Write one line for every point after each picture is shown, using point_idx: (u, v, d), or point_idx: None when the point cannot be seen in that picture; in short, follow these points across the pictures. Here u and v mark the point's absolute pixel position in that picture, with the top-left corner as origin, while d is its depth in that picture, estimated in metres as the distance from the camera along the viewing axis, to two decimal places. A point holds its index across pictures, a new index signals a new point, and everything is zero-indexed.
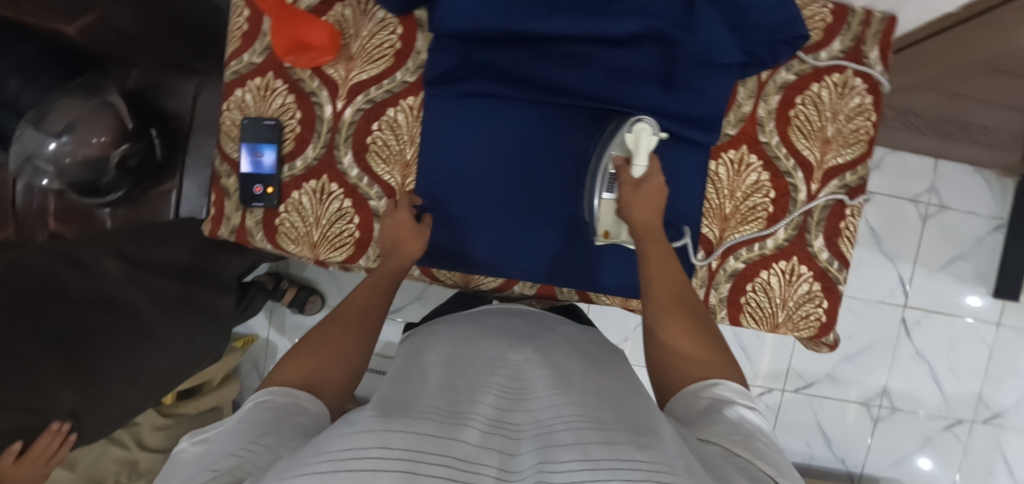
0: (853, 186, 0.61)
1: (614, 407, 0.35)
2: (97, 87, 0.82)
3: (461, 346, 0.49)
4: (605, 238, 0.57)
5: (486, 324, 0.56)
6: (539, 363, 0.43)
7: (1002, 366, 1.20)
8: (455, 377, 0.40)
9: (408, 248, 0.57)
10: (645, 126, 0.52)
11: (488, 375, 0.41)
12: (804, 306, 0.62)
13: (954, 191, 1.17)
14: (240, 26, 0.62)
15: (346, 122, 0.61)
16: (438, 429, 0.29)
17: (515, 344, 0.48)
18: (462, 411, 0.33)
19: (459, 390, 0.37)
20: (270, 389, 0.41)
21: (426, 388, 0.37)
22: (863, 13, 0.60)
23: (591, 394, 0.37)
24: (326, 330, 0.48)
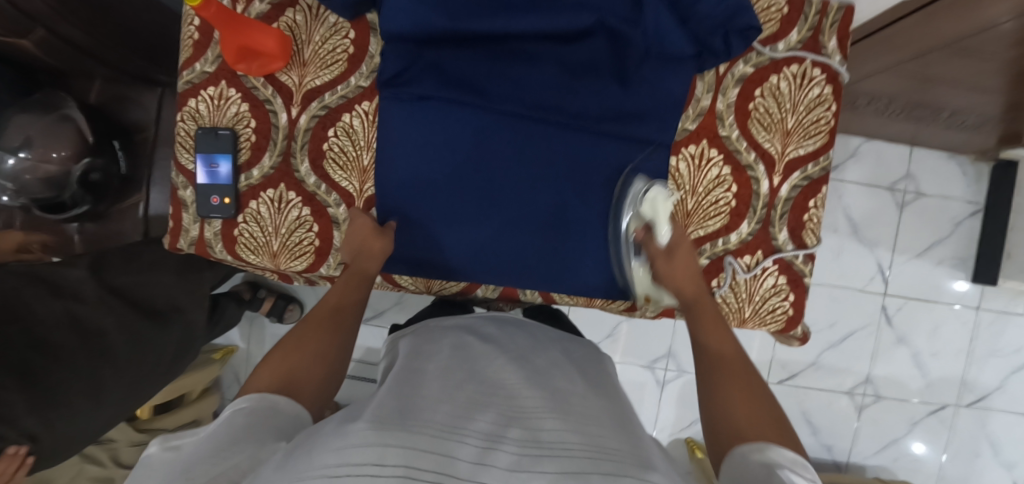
0: (815, 178, 0.61)
1: (601, 428, 0.35)
2: (53, 102, 0.80)
3: (460, 349, 0.47)
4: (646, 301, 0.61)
5: (481, 331, 0.53)
6: (526, 369, 0.43)
7: (983, 349, 1.21)
8: (454, 380, 0.39)
9: (372, 245, 0.55)
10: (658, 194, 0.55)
11: (481, 378, 0.40)
12: (771, 300, 0.62)
13: (931, 178, 1.17)
14: (190, 35, 0.61)
15: (301, 129, 0.61)
16: (435, 444, 0.28)
17: (513, 352, 0.47)
18: (461, 419, 0.32)
19: (455, 395, 0.36)
20: (248, 395, 0.39)
21: (422, 393, 0.37)
22: (820, 3, 0.60)
23: (590, 419, 0.36)
24: (298, 332, 0.47)
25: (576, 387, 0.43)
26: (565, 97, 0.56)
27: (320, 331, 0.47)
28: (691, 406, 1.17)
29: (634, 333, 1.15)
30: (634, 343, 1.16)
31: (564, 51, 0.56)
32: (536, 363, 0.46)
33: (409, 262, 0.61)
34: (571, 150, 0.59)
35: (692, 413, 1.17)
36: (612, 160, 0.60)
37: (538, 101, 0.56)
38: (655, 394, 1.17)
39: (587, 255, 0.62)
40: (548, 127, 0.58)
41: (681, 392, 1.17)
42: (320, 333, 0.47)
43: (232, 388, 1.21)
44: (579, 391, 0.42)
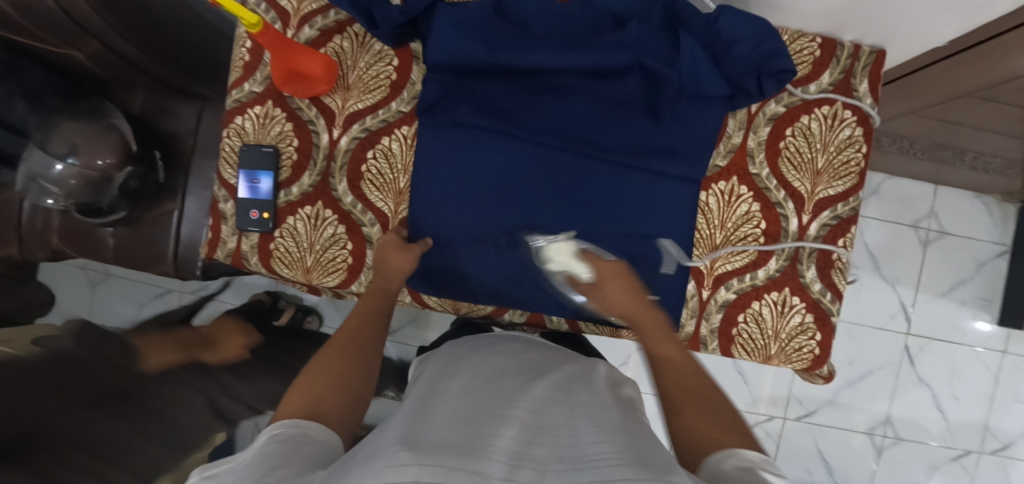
0: (845, 218, 0.61)
1: (627, 436, 0.34)
2: (101, 110, 0.83)
3: (481, 368, 0.46)
4: None
5: (504, 349, 0.53)
6: (547, 384, 0.43)
7: (1009, 394, 1.18)
8: (476, 395, 0.39)
9: (394, 260, 0.57)
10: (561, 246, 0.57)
11: (503, 393, 0.40)
12: (797, 339, 0.61)
13: (954, 217, 1.17)
14: (241, 56, 0.64)
15: (341, 150, 0.63)
16: (464, 462, 0.27)
17: (532, 369, 0.47)
18: (484, 437, 0.31)
19: (478, 411, 0.36)
20: (278, 423, 0.38)
21: (442, 409, 0.36)
22: (851, 47, 0.61)
23: (617, 428, 0.36)
24: (321, 358, 0.46)
25: (598, 398, 0.43)
26: (598, 129, 0.58)
27: (341, 352, 0.47)
28: None
29: None
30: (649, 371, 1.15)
31: (599, 84, 0.58)
32: (558, 376, 0.46)
33: (435, 282, 0.62)
34: (603, 180, 0.60)
35: None
36: (645, 191, 0.60)
37: (570, 130, 0.58)
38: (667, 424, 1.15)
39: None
40: (578, 157, 0.59)
41: None
42: (341, 355, 0.46)
43: None
44: (599, 400, 0.42)
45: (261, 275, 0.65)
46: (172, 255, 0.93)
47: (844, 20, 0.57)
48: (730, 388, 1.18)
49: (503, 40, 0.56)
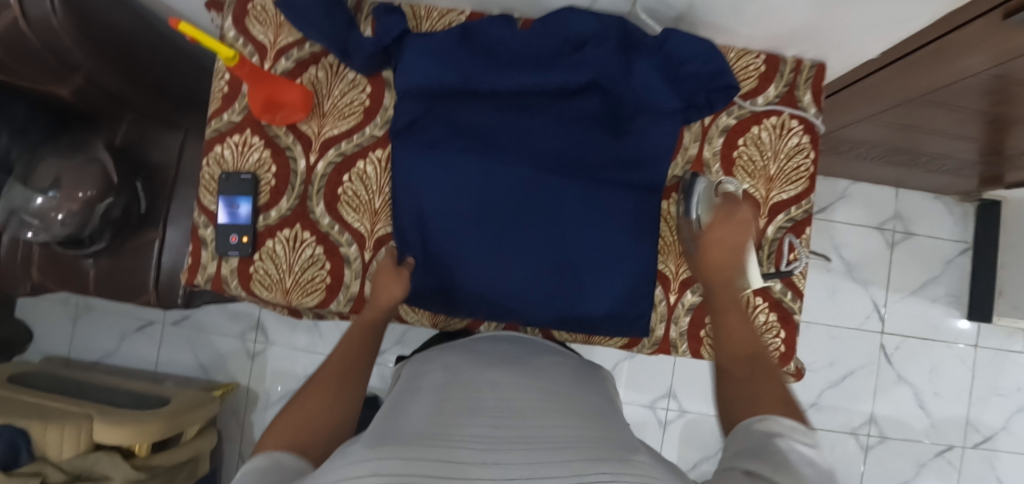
0: (798, 220, 0.65)
1: (586, 423, 0.37)
2: (84, 144, 0.87)
3: (456, 369, 0.47)
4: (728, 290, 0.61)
5: (483, 350, 0.54)
6: (516, 376, 0.46)
7: (985, 387, 1.21)
8: (449, 395, 0.40)
9: (389, 287, 0.57)
10: (705, 184, 0.61)
11: (474, 387, 0.43)
12: (763, 338, 0.64)
13: (918, 218, 1.22)
14: (220, 88, 0.67)
15: (318, 174, 0.65)
16: (431, 451, 0.29)
17: (506, 363, 0.49)
18: (453, 427, 0.34)
19: (448, 406, 0.38)
20: (259, 456, 0.37)
21: (415, 410, 0.39)
22: (793, 62, 0.66)
23: (580, 417, 0.39)
24: (308, 394, 0.45)
25: (568, 387, 0.46)
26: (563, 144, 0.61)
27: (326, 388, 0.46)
28: (693, 447, 1.15)
29: (633, 370, 1.16)
30: (635, 381, 1.16)
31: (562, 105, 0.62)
32: (529, 368, 0.48)
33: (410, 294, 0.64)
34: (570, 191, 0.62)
35: (695, 456, 1.15)
36: (610, 202, 0.63)
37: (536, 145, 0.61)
38: (657, 434, 1.16)
39: (591, 291, 0.64)
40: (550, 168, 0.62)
41: (683, 432, 1.16)
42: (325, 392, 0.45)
43: (230, 425, 1.23)
44: (567, 391, 0.44)
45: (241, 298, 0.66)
46: (154, 285, 0.92)
47: (784, 37, 0.62)
48: None
49: (467, 69, 0.59)
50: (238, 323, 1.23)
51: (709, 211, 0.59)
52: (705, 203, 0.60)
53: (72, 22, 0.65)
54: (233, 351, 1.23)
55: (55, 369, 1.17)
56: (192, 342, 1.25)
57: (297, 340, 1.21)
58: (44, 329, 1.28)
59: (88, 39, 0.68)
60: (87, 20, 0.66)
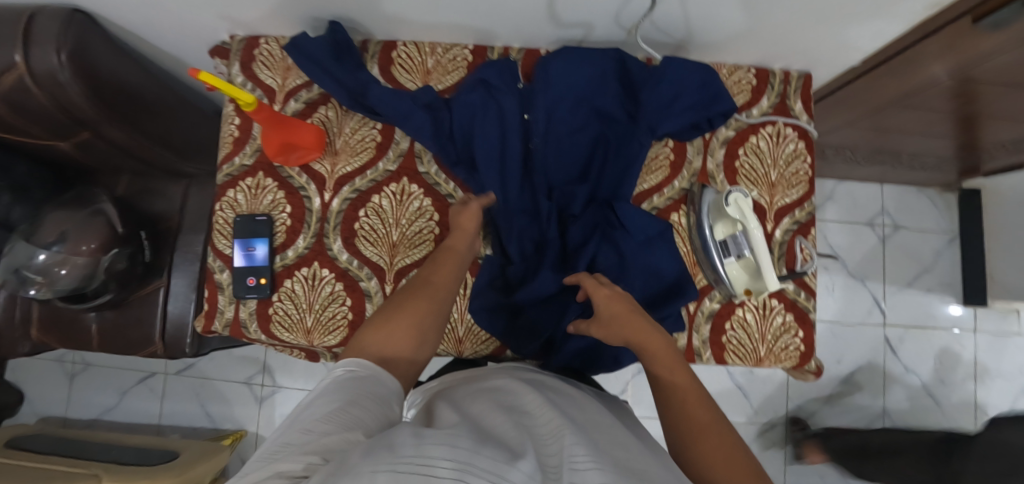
0: (803, 222, 0.67)
1: (616, 448, 0.36)
2: (88, 198, 0.86)
3: (506, 393, 0.45)
4: (748, 296, 0.62)
5: (528, 379, 0.51)
6: (548, 399, 0.44)
7: (989, 371, 1.23)
8: (505, 413, 0.38)
9: (465, 225, 0.58)
10: (740, 196, 0.60)
11: (520, 408, 0.41)
12: (783, 339, 0.65)
13: (905, 211, 1.26)
14: (231, 133, 0.68)
15: (334, 211, 0.66)
16: (497, 454, 0.27)
17: (549, 391, 0.48)
18: (513, 442, 0.32)
19: (505, 421, 0.36)
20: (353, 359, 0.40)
21: (472, 417, 0.37)
22: (782, 74, 0.70)
23: (619, 444, 0.38)
24: (391, 312, 0.47)
25: (605, 419, 0.44)
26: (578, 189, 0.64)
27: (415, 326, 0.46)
28: None
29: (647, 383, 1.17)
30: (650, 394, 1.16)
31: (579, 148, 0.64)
32: (559, 396, 0.47)
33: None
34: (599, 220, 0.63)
35: None
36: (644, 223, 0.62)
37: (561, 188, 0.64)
38: None
39: None
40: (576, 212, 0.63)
41: None
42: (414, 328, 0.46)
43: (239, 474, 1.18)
44: (604, 424, 0.42)
45: (261, 341, 0.65)
46: (161, 336, 0.91)
47: (771, 53, 0.66)
48: (729, 401, 1.19)
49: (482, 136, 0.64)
50: (243, 368, 1.20)
51: (720, 221, 0.62)
52: (733, 214, 0.60)
53: (79, 75, 0.66)
54: (239, 397, 1.20)
55: (52, 430, 1.12)
56: (196, 391, 1.21)
57: (305, 381, 1.18)
58: (38, 389, 1.23)
59: (95, 91, 0.69)
60: (93, 73, 0.68)
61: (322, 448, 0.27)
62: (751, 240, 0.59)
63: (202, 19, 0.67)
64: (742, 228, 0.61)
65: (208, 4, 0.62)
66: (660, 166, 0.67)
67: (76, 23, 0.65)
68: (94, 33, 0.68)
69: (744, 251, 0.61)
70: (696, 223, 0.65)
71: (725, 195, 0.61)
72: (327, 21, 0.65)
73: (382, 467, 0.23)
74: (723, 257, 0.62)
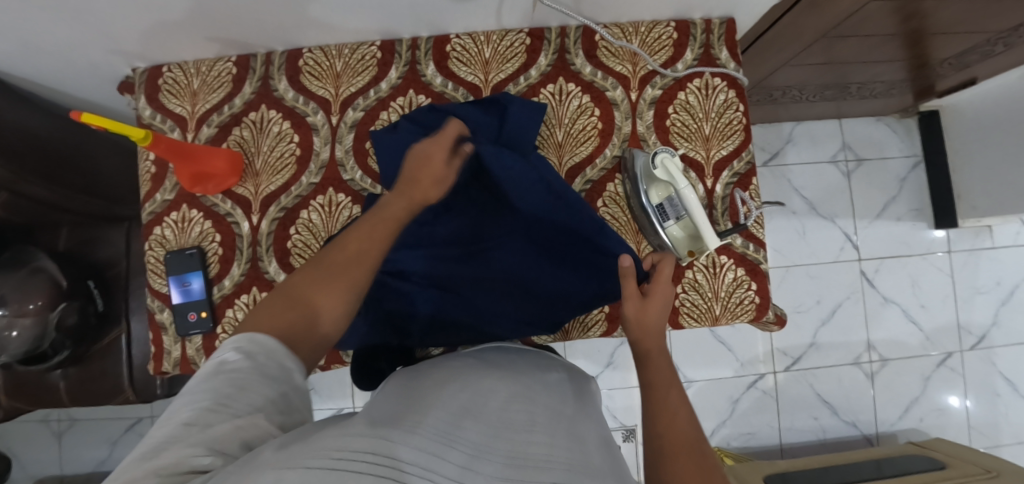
0: (743, 173, 0.66)
1: (571, 444, 0.37)
2: (22, 257, 0.83)
3: (460, 372, 0.46)
4: (692, 257, 0.61)
5: (487, 358, 0.52)
6: (524, 388, 0.45)
7: (967, 288, 1.24)
8: (450, 390, 0.41)
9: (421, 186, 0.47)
10: (666, 156, 0.59)
11: (473, 388, 0.42)
12: (736, 293, 0.64)
13: (866, 143, 1.24)
14: (147, 169, 0.65)
15: (264, 233, 0.64)
16: (427, 442, 0.29)
17: (511, 370, 0.49)
18: (456, 426, 0.34)
19: (447, 402, 0.38)
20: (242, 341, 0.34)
21: (404, 400, 0.38)
22: (703, 23, 0.68)
23: (576, 436, 0.40)
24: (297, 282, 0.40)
25: (567, 407, 0.46)
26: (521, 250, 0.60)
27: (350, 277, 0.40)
28: (706, 415, 1.19)
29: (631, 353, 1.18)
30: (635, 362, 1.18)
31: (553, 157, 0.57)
32: (528, 377, 0.49)
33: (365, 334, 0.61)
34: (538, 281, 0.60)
35: (711, 420, 1.18)
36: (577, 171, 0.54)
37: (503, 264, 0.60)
38: None
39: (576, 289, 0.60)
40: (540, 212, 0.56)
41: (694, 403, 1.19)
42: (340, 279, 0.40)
43: None
44: (569, 417, 0.43)
45: None
46: (130, 381, 0.89)
47: (686, 3, 0.63)
48: (716, 358, 1.19)
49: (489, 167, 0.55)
50: None
51: (654, 185, 0.61)
52: (662, 177, 0.59)
53: None
54: None
55: None
56: None
57: None
58: (29, 451, 1.22)
59: (1, 148, 0.67)
60: None
61: (222, 444, 0.25)
62: (682, 200, 0.58)
63: (95, 56, 0.64)
64: (674, 190, 0.59)
65: (95, 39, 0.59)
66: (589, 136, 0.65)
67: None
68: None
69: (681, 212, 0.60)
70: (632, 190, 0.63)
71: (653, 156, 0.59)
72: (235, 58, 0.67)
73: (313, 464, 0.23)
74: (664, 220, 0.61)
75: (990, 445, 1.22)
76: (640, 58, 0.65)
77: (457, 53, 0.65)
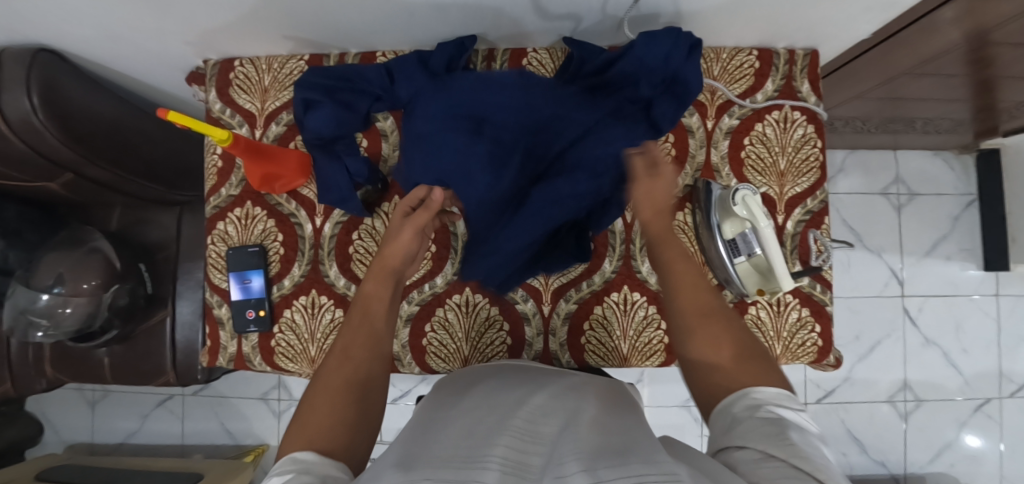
0: (816, 211, 0.64)
1: (614, 437, 0.33)
2: (80, 237, 0.84)
3: (485, 397, 0.44)
4: (761, 295, 0.60)
5: (502, 378, 0.50)
6: (554, 397, 0.42)
7: (1013, 336, 1.20)
8: (476, 414, 0.40)
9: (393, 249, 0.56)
10: (747, 193, 0.57)
11: (507, 407, 0.40)
12: (799, 334, 0.63)
13: (920, 178, 1.21)
14: (214, 163, 0.65)
15: (327, 236, 0.64)
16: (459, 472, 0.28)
17: (529, 384, 0.46)
18: (483, 448, 0.32)
19: (483, 424, 0.37)
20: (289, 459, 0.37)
21: (437, 434, 0.37)
22: (786, 53, 0.65)
23: (604, 430, 0.35)
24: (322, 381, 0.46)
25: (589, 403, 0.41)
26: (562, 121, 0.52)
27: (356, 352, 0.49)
28: None
29: (662, 373, 1.17)
30: (667, 383, 1.17)
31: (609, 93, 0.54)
32: (552, 387, 0.45)
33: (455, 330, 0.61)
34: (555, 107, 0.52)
35: None
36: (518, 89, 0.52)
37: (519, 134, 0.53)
38: (696, 433, 1.17)
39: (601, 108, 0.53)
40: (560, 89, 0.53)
41: None
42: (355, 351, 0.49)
43: None
44: (604, 416, 0.39)
45: (266, 373, 0.65)
46: (172, 365, 0.90)
47: (774, 32, 0.61)
48: None
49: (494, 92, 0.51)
50: (261, 384, 1.20)
51: (728, 219, 0.59)
52: (742, 213, 0.57)
53: (53, 117, 0.64)
54: (258, 413, 1.20)
55: (81, 458, 1.15)
56: (215, 410, 1.22)
57: None
58: (63, 418, 1.25)
59: (72, 132, 0.68)
60: (65, 112, 0.65)
61: None
62: (760, 237, 0.57)
63: (172, 47, 0.64)
64: (751, 226, 0.58)
65: (173, 31, 0.59)
66: None
67: (42, 63, 0.63)
68: (63, 69, 0.66)
69: (755, 249, 0.58)
70: (703, 220, 0.62)
71: (732, 191, 0.58)
72: (307, 55, 0.67)
73: None
74: (733, 256, 0.60)
75: None
76: (719, 86, 0.63)
77: (532, 67, 0.64)
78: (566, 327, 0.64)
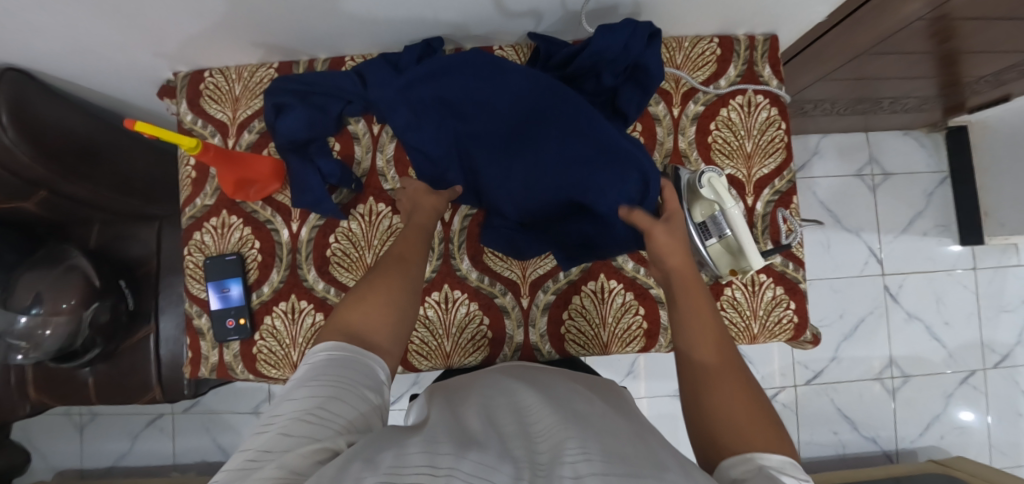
0: (785, 191, 0.66)
1: (620, 437, 0.31)
2: (58, 255, 0.84)
3: (496, 390, 0.43)
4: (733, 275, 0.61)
5: (512, 376, 0.48)
6: (558, 398, 0.38)
7: (992, 307, 1.23)
8: (488, 404, 0.39)
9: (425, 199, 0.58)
10: (713, 175, 0.58)
11: (516, 401, 0.39)
12: (775, 312, 0.64)
13: (893, 157, 1.23)
14: (188, 174, 0.66)
15: (304, 240, 0.65)
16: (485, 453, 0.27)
17: (535, 383, 0.44)
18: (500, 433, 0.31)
19: (496, 413, 0.36)
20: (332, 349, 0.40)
21: (450, 417, 0.36)
22: (747, 38, 0.66)
23: (612, 432, 0.32)
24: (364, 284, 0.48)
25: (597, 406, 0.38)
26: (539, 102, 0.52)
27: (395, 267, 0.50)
28: None
29: (653, 363, 1.18)
30: (657, 372, 1.18)
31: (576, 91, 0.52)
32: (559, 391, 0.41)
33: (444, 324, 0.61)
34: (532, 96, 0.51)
35: None
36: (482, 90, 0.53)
37: (512, 118, 0.53)
38: None
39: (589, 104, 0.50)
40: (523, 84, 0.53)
41: None
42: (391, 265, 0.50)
43: None
44: (605, 415, 0.36)
45: (249, 381, 0.65)
46: (158, 381, 0.90)
47: (732, 19, 0.62)
48: None
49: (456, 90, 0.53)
50: (251, 397, 1.19)
51: (696, 204, 0.60)
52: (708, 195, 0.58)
53: (22, 134, 0.64)
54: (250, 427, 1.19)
55: None
56: (206, 426, 1.20)
57: None
58: (51, 444, 1.23)
59: (44, 149, 0.68)
60: (34, 129, 0.65)
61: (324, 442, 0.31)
62: (728, 218, 0.58)
63: (140, 60, 0.64)
64: (719, 209, 0.58)
65: (140, 43, 0.59)
66: None
67: (9, 81, 0.63)
68: (32, 87, 0.66)
69: (724, 231, 0.58)
70: None
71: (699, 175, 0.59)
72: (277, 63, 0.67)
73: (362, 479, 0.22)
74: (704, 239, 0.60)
75: (1010, 464, 1.21)
76: (682, 74, 0.65)
77: None
78: (546, 318, 0.64)
